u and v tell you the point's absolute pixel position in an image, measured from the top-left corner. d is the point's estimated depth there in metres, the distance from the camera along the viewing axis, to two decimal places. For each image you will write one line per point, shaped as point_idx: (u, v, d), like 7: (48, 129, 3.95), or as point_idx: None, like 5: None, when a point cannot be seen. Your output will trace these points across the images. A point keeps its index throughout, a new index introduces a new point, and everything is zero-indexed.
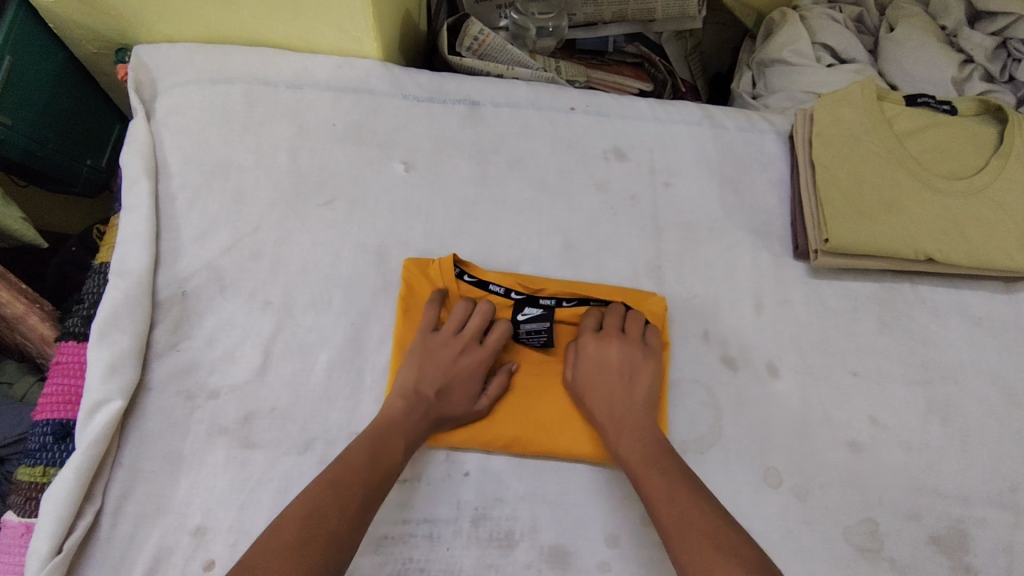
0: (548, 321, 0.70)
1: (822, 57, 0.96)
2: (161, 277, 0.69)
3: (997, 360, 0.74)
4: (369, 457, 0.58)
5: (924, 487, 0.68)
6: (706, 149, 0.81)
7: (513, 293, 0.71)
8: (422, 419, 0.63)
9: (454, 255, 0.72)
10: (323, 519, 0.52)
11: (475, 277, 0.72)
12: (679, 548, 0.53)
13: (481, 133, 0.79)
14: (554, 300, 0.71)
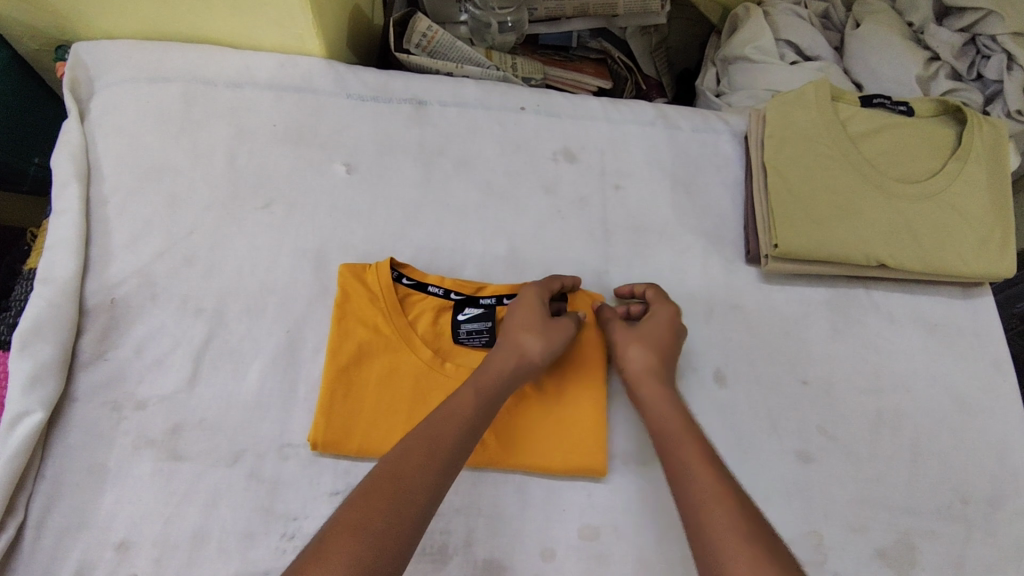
0: (489, 321, 0.68)
1: (786, 54, 0.95)
2: (90, 283, 0.67)
3: (951, 367, 0.73)
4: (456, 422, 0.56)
5: (871, 498, 0.66)
6: (658, 150, 0.79)
7: (452, 294, 0.68)
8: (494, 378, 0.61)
9: (392, 259, 0.68)
10: (389, 488, 0.51)
11: (413, 279, 0.68)
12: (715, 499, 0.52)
13: (427, 134, 0.77)
14: (494, 300, 0.69)
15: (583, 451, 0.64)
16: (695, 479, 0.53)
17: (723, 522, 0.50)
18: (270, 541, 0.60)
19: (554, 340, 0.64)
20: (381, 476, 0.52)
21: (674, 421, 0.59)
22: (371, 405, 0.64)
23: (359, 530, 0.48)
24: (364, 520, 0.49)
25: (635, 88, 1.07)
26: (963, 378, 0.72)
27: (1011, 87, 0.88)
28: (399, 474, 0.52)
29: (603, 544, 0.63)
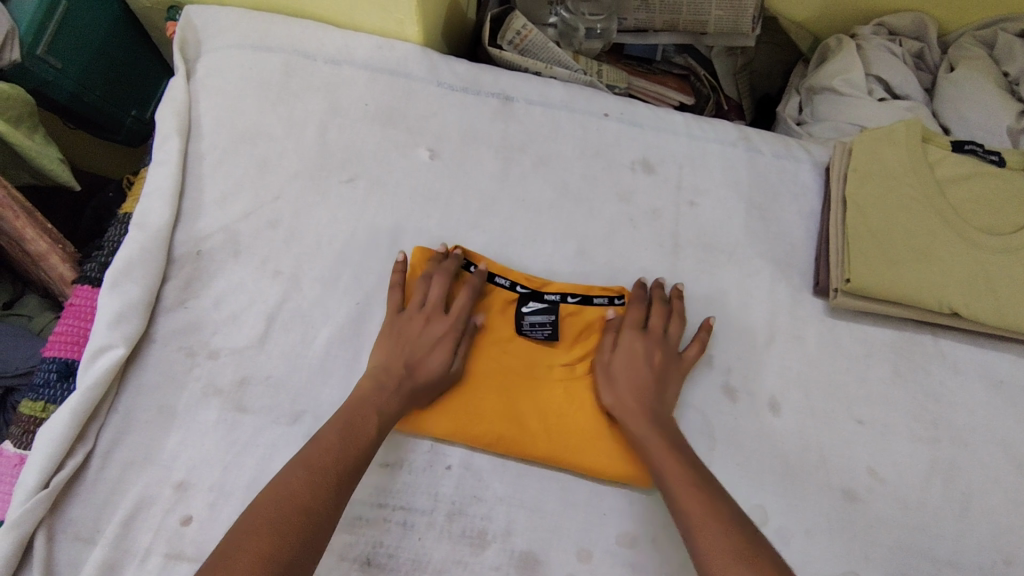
0: (553, 314, 0.69)
1: (874, 90, 0.93)
2: (179, 234, 0.71)
3: (1013, 427, 0.71)
4: (341, 437, 0.57)
5: (915, 547, 0.65)
6: (737, 172, 0.79)
7: (517, 287, 0.70)
8: (395, 394, 0.62)
9: (461, 247, 0.71)
10: (360, 446, 0.58)
11: (482, 269, 0.71)
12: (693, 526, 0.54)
13: (511, 129, 0.79)
14: (559, 296, 0.70)
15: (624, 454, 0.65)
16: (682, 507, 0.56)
17: (713, 541, 0.52)
18: None
19: (432, 365, 0.65)
20: (346, 431, 0.58)
21: (660, 442, 0.61)
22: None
23: (341, 478, 0.55)
24: (336, 471, 0.55)
25: (715, 107, 1.07)
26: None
27: None
28: (365, 433, 0.59)
29: (639, 553, 0.63)
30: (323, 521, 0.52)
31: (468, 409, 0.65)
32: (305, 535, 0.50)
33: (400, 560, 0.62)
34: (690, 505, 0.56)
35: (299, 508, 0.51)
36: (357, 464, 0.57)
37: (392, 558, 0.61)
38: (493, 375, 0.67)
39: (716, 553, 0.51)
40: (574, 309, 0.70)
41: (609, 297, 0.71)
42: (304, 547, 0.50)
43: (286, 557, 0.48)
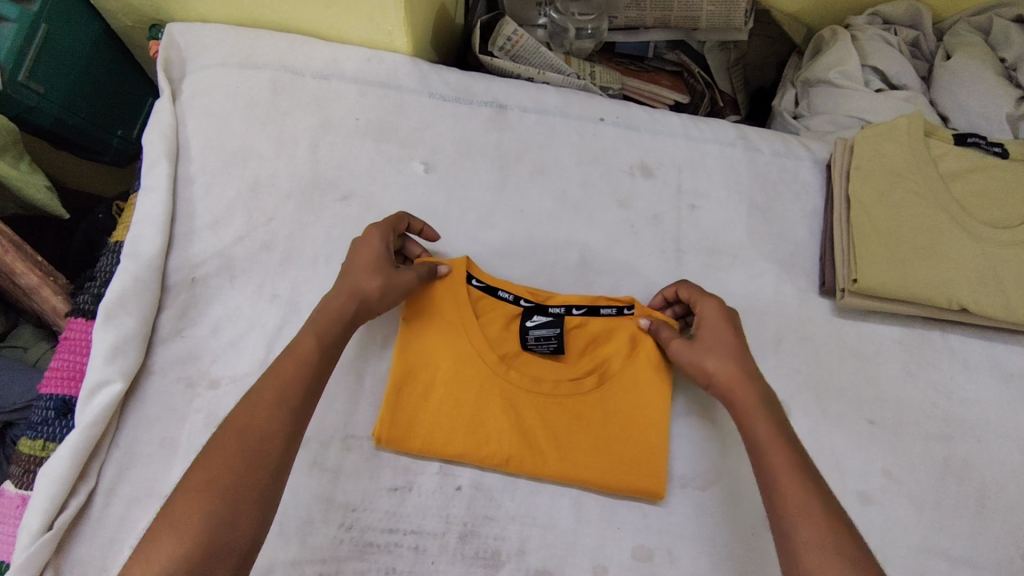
0: (558, 327, 0.67)
1: (871, 80, 0.92)
2: (172, 261, 0.69)
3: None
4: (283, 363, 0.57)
5: (934, 548, 0.65)
6: (737, 172, 0.78)
7: (521, 301, 0.69)
8: (339, 297, 0.62)
9: (465, 262, 0.68)
10: (296, 363, 0.57)
11: (483, 284, 0.68)
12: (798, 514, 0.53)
13: (505, 138, 0.78)
14: (563, 309, 0.68)
15: (651, 470, 0.64)
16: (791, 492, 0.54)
17: (820, 531, 0.52)
18: (329, 530, 0.62)
19: (368, 259, 0.64)
20: (285, 355, 0.58)
21: (762, 428, 0.59)
22: (447, 410, 0.64)
23: (281, 400, 0.55)
24: (277, 399, 0.55)
25: (710, 104, 1.05)
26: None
27: None
28: (302, 351, 0.58)
29: (656, 566, 0.63)
30: (271, 451, 0.53)
31: (503, 432, 0.64)
32: (246, 459, 0.52)
33: None
34: (792, 492, 0.54)
35: (237, 436, 0.52)
36: (303, 385, 0.57)
37: None
38: (518, 394, 0.65)
39: (822, 545, 0.51)
40: (580, 321, 0.68)
41: (618, 307, 0.68)
42: (249, 470, 0.51)
43: (228, 485, 0.50)
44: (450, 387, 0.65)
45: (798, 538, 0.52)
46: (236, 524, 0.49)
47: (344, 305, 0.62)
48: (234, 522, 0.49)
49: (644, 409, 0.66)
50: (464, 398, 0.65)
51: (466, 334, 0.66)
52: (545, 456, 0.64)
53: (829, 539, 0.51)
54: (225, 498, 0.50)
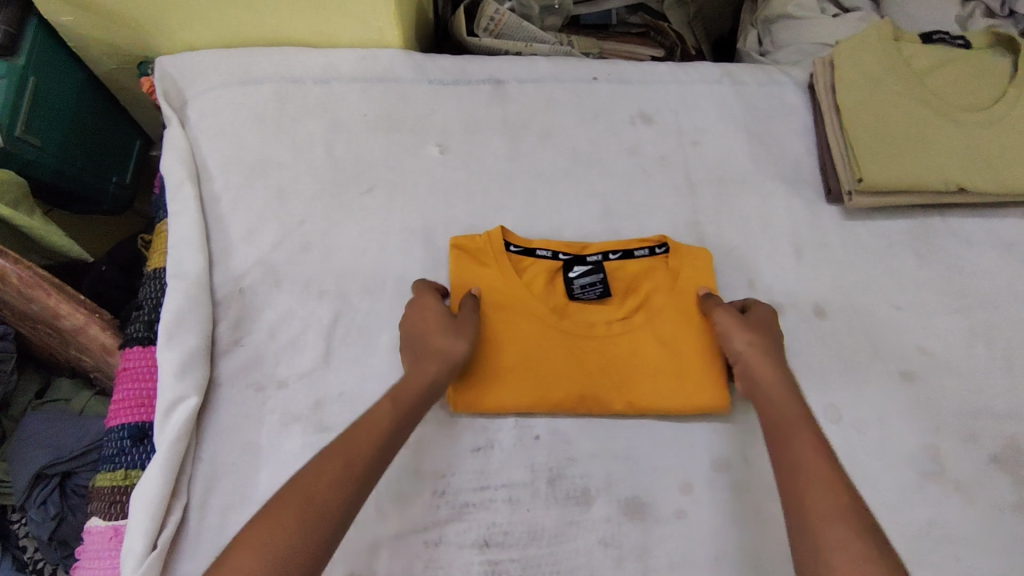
0: (600, 273, 0.71)
1: (827, 7, 0.99)
2: (216, 277, 0.71)
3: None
4: (358, 432, 0.55)
5: (978, 408, 0.70)
6: (728, 106, 0.83)
7: (560, 255, 0.72)
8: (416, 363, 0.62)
9: (501, 228, 0.72)
10: (367, 432, 0.55)
11: (520, 247, 0.71)
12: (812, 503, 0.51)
13: (509, 110, 0.81)
14: (599, 256, 0.73)
15: (709, 383, 0.67)
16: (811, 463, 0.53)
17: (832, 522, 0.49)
18: (424, 499, 0.63)
19: (431, 321, 0.64)
20: (360, 423, 0.56)
21: (790, 401, 0.59)
22: (510, 358, 0.67)
23: (350, 473, 0.52)
24: (343, 471, 0.52)
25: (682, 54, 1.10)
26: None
27: None
28: (375, 427, 0.55)
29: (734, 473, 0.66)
30: (330, 523, 0.50)
31: (564, 373, 0.67)
32: (306, 528, 0.49)
33: (517, 534, 0.63)
34: (817, 480, 0.52)
35: (301, 500, 0.50)
36: (372, 461, 0.54)
37: (509, 533, 0.63)
38: (571, 341, 0.68)
39: (836, 527, 0.49)
40: (617, 265, 0.72)
41: (649, 248, 0.73)
42: (304, 526, 0.49)
43: (281, 550, 0.47)
44: (511, 336, 0.67)
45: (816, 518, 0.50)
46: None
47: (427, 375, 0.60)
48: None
49: (688, 340, 0.69)
50: (524, 346, 0.67)
51: (516, 292, 0.69)
52: (605, 391, 0.67)
53: (845, 528, 0.49)
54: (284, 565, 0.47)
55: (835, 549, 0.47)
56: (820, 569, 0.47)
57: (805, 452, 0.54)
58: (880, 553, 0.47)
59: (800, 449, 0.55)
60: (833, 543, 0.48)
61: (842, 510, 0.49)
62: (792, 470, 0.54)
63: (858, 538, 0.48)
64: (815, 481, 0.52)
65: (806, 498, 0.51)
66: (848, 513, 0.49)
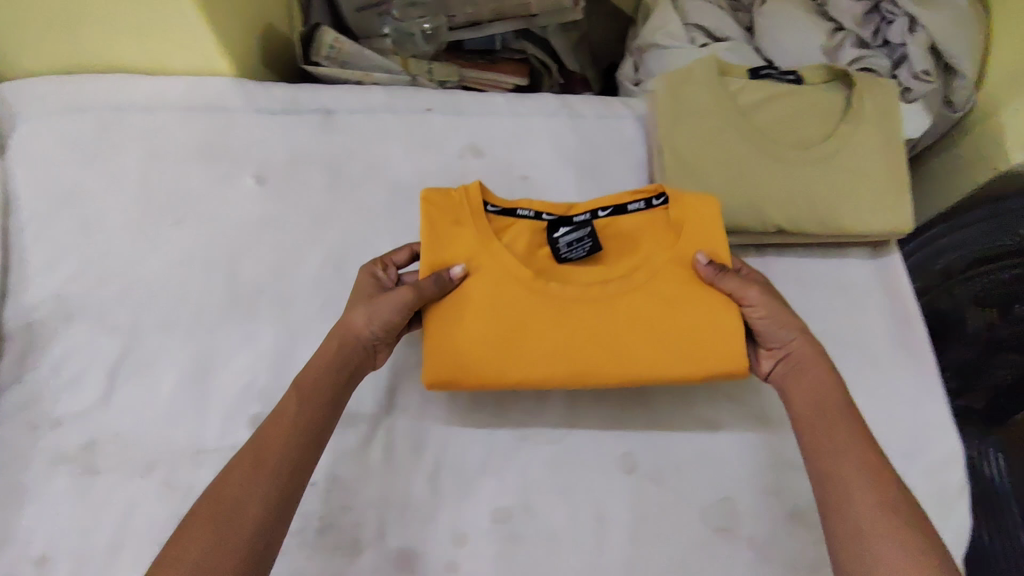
0: (586, 228, 0.68)
1: (696, 37, 0.96)
2: (8, 311, 0.70)
3: (856, 326, 0.74)
4: (283, 428, 0.55)
5: (779, 461, 0.69)
6: (563, 140, 0.81)
7: (544, 215, 0.70)
8: (331, 346, 0.61)
9: (478, 183, 0.67)
10: (273, 430, 0.55)
11: (499, 206, 0.68)
12: (840, 498, 0.52)
13: (335, 141, 0.79)
14: (587, 216, 0.70)
15: (715, 348, 0.63)
16: (856, 455, 0.54)
17: (861, 508, 0.51)
18: None
19: (353, 300, 0.64)
20: (272, 419, 0.56)
21: (836, 395, 0.59)
22: (484, 326, 0.63)
23: (264, 463, 0.52)
24: (260, 465, 0.52)
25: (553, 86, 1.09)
26: (869, 336, 0.74)
27: (913, 49, 0.89)
28: (282, 421, 0.55)
29: (514, 525, 0.64)
30: (258, 513, 0.50)
31: (547, 343, 0.63)
32: (219, 529, 0.48)
33: None
34: (837, 472, 0.53)
35: (218, 498, 0.50)
36: (290, 453, 0.54)
37: None
38: (564, 306, 0.63)
39: (876, 514, 0.50)
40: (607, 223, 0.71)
41: (646, 200, 0.70)
42: (227, 519, 0.49)
43: (193, 559, 0.46)
44: (486, 306, 0.63)
45: (858, 514, 0.51)
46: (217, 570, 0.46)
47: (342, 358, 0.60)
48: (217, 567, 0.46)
49: (701, 301, 0.64)
50: (502, 312, 0.63)
51: (488, 253, 0.65)
52: (591, 361, 0.63)
53: (896, 508, 0.50)
54: (216, 555, 0.47)
55: (879, 551, 0.48)
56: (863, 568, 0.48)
57: (852, 442, 0.55)
58: (920, 532, 0.49)
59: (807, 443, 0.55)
60: (878, 533, 0.49)
61: (868, 500, 0.51)
62: (832, 471, 0.54)
63: (899, 530, 0.49)
64: (828, 476, 0.53)
65: (847, 490, 0.52)
66: (869, 502, 0.51)
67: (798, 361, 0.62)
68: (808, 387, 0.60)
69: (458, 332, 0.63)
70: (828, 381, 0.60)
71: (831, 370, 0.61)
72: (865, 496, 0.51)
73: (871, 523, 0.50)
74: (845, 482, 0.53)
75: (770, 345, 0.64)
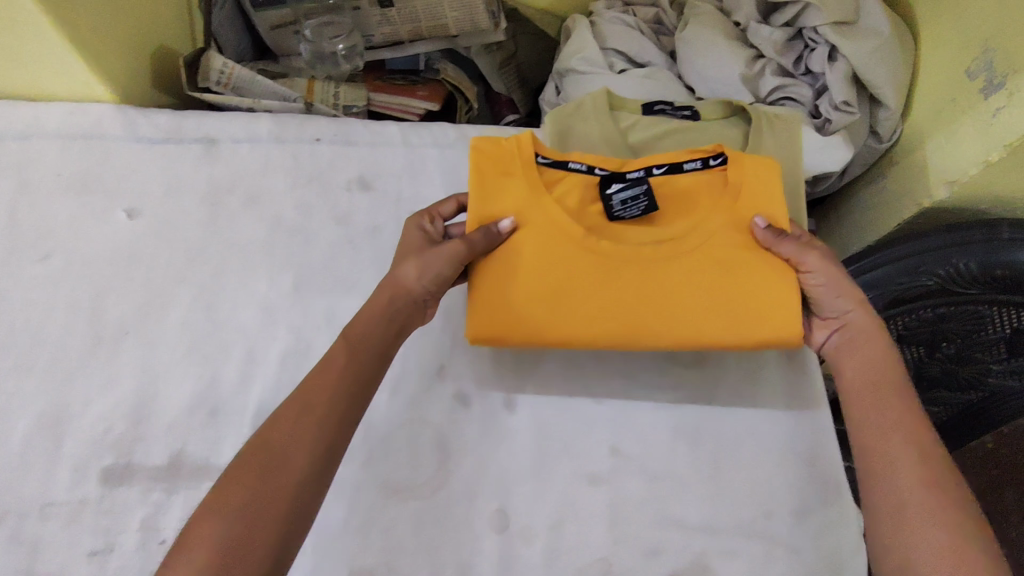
0: (640, 186, 0.66)
1: (614, 63, 0.93)
2: None
3: (755, 368, 0.73)
4: (323, 382, 0.55)
5: (664, 518, 0.65)
6: (458, 173, 0.78)
7: (596, 170, 0.68)
8: (385, 298, 0.61)
9: (531, 131, 0.67)
10: (331, 385, 0.54)
11: (549, 159, 0.68)
12: (902, 469, 0.52)
13: (217, 172, 0.76)
14: (639, 173, 0.68)
15: (783, 319, 0.62)
16: (900, 428, 0.54)
17: (928, 476, 0.51)
18: None
19: (412, 251, 0.64)
20: (317, 373, 0.55)
21: (887, 374, 0.59)
22: (529, 285, 0.63)
23: (319, 419, 0.52)
24: (318, 422, 0.52)
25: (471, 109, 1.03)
26: (767, 381, 0.72)
27: (832, 79, 0.86)
28: (328, 373, 0.55)
29: None
30: (303, 470, 0.50)
31: (590, 303, 0.63)
32: (261, 484, 0.48)
33: None
34: (896, 442, 0.54)
35: (258, 454, 0.50)
36: (340, 410, 0.54)
37: None
38: (608, 265, 0.63)
39: (920, 485, 0.51)
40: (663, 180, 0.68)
41: (703, 160, 0.68)
42: (270, 475, 0.49)
43: (239, 505, 0.47)
44: (523, 266, 0.64)
45: (900, 485, 0.51)
46: (254, 528, 0.46)
47: (389, 307, 0.61)
48: (254, 527, 0.46)
49: (755, 268, 0.62)
50: (534, 270, 0.63)
51: (539, 208, 0.65)
52: (647, 321, 0.62)
53: (934, 484, 0.50)
54: (252, 512, 0.47)
55: (920, 519, 0.49)
56: (900, 538, 0.49)
57: (903, 420, 0.55)
58: (949, 506, 0.49)
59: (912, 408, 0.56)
60: (922, 505, 0.50)
61: (934, 473, 0.51)
62: (884, 445, 0.54)
63: (942, 502, 0.49)
64: (900, 445, 0.53)
65: (895, 461, 0.53)
66: (931, 475, 0.51)
67: (855, 331, 0.62)
68: (868, 361, 0.60)
69: (491, 288, 0.64)
70: (884, 360, 0.60)
71: (887, 345, 0.61)
72: (913, 468, 0.52)
73: (918, 494, 0.50)
74: (900, 455, 0.53)
75: (828, 314, 0.64)
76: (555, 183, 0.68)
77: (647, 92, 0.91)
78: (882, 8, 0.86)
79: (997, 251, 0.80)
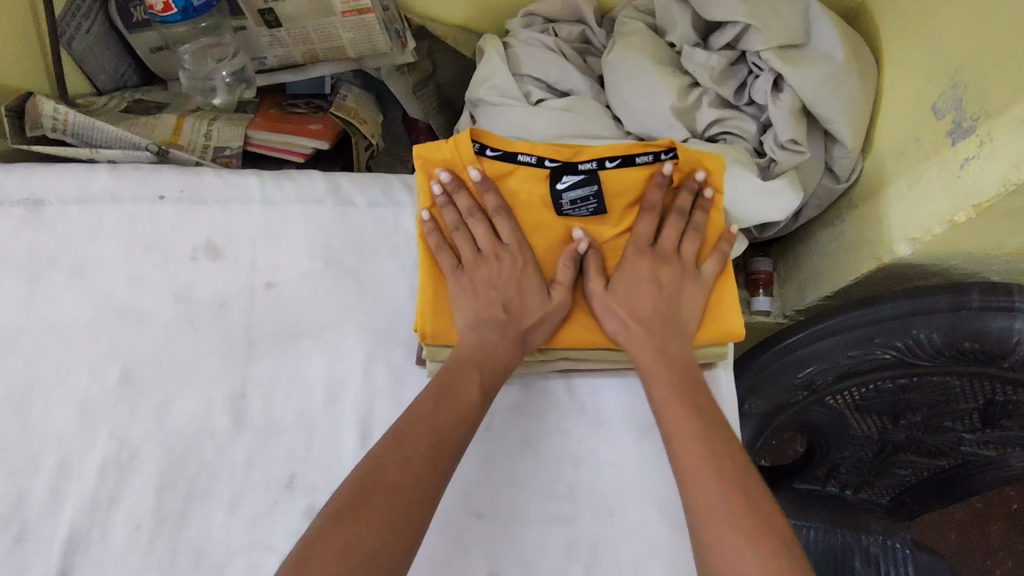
0: (592, 182, 0.65)
1: (531, 91, 0.82)
2: None
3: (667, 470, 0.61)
4: (435, 408, 0.54)
5: None
6: (324, 236, 0.67)
7: (545, 162, 0.65)
8: (512, 339, 0.60)
9: (472, 130, 0.65)
10: (460, 414, 0.54)
11: (499, 151, 0.65)
12: (709, 508, 0.50)
13: (40, 242, 0.65)
14: (594, 164, 0.66)
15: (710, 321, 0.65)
16: (696, 463, 0.52)
17: (722, 517, 0.49)
18: None
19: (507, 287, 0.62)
20: (441, 397, 0.55)
21: (678, 417, 0.56)
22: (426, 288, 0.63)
23: (437, 443, 0.52)
24: (431, 449, 0.51)
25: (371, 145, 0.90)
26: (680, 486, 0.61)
27: (777, 114, 0.73)
28: (460, 395, 0.55)
29: None
30: (426, 510, 0.49)
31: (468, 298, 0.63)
32: (393, 524, 0.47)
33: None
34: (703, 477, 0.51)
35: (386, 487, 0.48)
36: (458, 435, 0.54)
37: None
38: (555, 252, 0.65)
39: (731, 533, 0.48)
40: (613, 174, 0.65)
41: (655, 153, 0.66)
42: (398, 513, 0.47)
43: (370, 549, 0.45)
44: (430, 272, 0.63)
45: (708, 531, 0.49)
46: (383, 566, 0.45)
47: (510, 346, 0.60)
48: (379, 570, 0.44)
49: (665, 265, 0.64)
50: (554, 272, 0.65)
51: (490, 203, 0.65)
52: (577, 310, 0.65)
53: (738, 526, 0.48)
54: (372, 557, 0.45)
55: (741, 544, 0.47)
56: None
57: (708, 453, 0.53)
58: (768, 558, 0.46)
59: (719, 448, 0.53)
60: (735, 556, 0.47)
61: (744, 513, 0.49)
62: (709, 465, 0.52)
63: (748, 545, 0.47)
64: (701, 479, 0.51)
65: (706, 505, 0.50)
66: (735, 520, 0.49)
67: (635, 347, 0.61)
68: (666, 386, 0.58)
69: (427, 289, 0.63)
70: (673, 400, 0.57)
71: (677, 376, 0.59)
72: (725, 508, 0.49)
73: (725, 537, 0.48)
74: (711, 492, 0.51)
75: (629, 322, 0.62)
76: (498, 177, 0.66)
77: (565, 127, 0.78)
78: (835, 29, 0.73)
79: (965, 321, 0.68)
